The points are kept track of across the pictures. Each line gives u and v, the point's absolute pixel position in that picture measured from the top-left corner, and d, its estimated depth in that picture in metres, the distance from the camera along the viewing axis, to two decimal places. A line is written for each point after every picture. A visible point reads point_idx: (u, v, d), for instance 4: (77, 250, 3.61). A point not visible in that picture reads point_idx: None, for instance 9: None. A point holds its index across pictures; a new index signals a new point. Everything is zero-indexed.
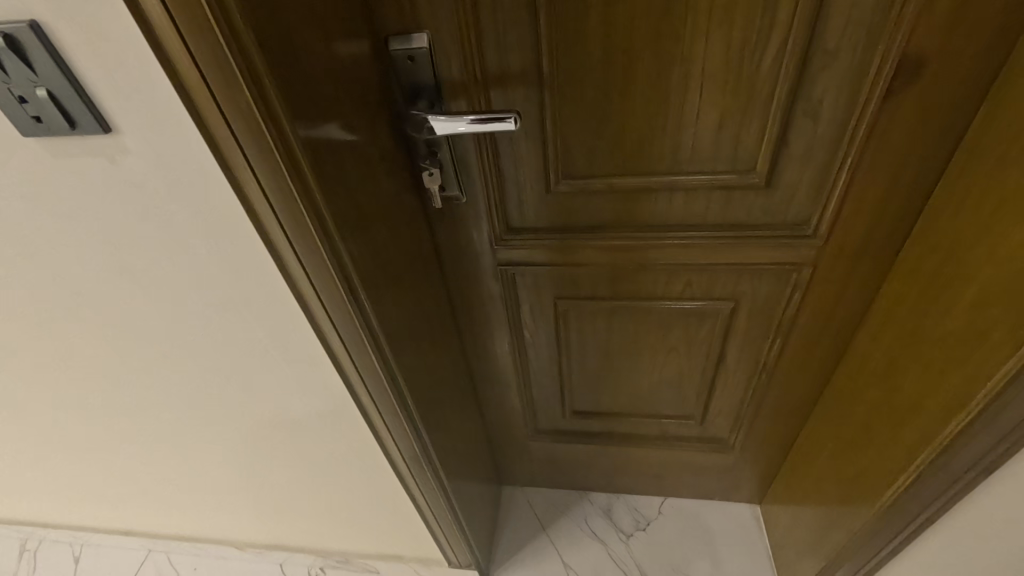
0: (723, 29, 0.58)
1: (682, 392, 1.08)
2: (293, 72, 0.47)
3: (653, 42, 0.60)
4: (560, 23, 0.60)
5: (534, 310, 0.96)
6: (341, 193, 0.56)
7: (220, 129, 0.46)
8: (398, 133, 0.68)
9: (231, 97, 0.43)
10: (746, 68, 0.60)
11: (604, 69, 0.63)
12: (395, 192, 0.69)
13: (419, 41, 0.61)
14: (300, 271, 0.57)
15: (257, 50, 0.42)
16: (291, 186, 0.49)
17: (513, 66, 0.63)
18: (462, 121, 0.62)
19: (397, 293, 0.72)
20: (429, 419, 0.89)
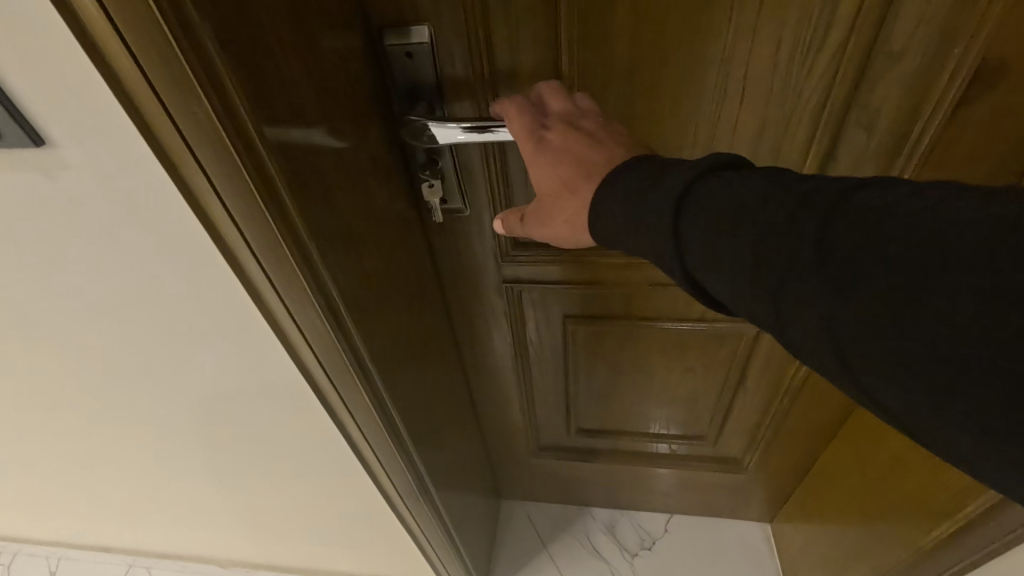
0: (772, 28, 0.50)
1: (695, 412, 1.02)
2: (267, 74, 0.38)
3: (689, 41, 0.52)
4: (584, 16, 0.51)
5: (540, 328, 0.89)
6: (326, 216, 0.48)
7: (178, 148, 0.37)
8: (392, 140, 0.60)
9: (189, 111, 0.35)
10: (795, 73, 0.53)
11: (632, 72, 0.54)
12: (388, 208, 0.61)
13: (419, 36, 0.52)
14: (278, 301, 0.49)
15: (218, 50, 0.34)
16: (265, 214, 0.41)
17: (527, 67, 0.55)
18: (459, 129, 0.54)
19: (391, 319, 0.65)
20: (426, 447, 0.82)
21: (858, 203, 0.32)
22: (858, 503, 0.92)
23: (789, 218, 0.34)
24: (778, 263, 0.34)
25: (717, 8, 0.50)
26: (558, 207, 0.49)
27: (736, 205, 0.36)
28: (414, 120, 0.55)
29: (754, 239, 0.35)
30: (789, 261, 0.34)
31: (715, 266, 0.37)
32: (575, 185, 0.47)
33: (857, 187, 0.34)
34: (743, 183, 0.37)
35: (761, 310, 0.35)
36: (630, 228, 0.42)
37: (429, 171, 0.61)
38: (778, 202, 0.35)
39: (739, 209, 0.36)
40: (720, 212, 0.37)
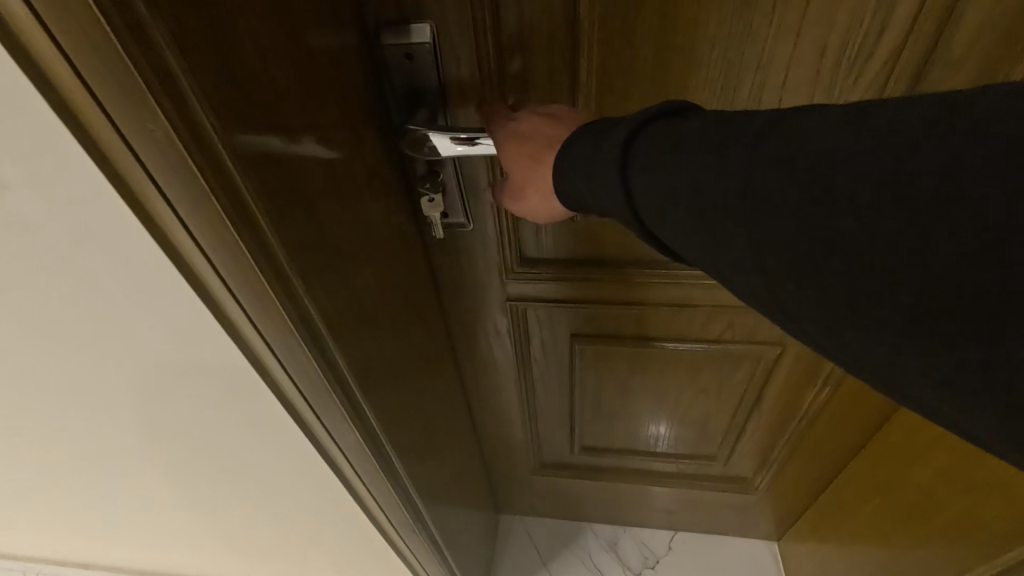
0: (819, 31, 0.44)
1: (707, 433, 0.97)
2: (242, 83, 0.32)
3: (723, 46, 0.46)
4: (607, 14, 0.45)
5: (545, 346, 0.83)
6: (313, 243, 0.41)
7: (136, 177, 0.31)
8: (388, 153, 0.53)
9: (145, 133, 0.28)
10: (839, 83, 0.47)
11: (657, 80, 0.49)
12: (383, 229, 0.55)
13: (419, 34, 0.46)
14: (260, 339, 0.42)
15: (176, 55, 0.27)
16: (242, 248, 0.34)
17: (540, 72, 0.49)
18: (450, 139, 0.49)
19: (386, 348, 0.59)
20: (423, 477, 0.76)
21: (785, 128, 0.30)
22: (877, 530, 0.88)
23: (721, 155, 0.31)
24: (712, 208, 0.32)
25: (757, 7, 0.44)
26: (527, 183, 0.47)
27: (670, 151, 0.34)
28: (415, 131, 0.49)
29: (691, 183, 0.32)
30: (721, 213, 0.31)
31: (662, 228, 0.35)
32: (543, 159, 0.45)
33: (783, 113, 0.31)
34: (675, 130, 0.34)
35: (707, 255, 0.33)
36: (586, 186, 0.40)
37: (429, 185, 0.55)
38: (709, 142, 0.32)
39: (671, 155, 0.33)
40: (659, 158, 0.34)
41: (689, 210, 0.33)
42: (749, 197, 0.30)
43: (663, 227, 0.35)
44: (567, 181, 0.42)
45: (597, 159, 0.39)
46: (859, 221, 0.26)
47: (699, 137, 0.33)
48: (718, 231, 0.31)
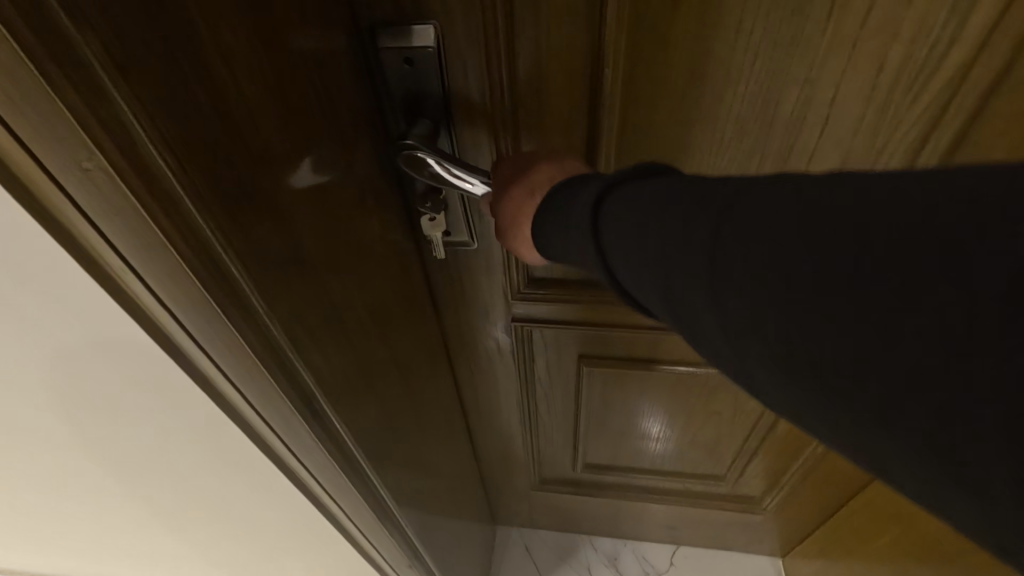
0: (879, 42, 0.39)
1: (716, 454, 0.93)
2: (207, 104, 0.25)
3: (768, 56, 0.41)
4: (635, 18, 0.40)
5: (550, 367, 0.78)
6: (304, 291, 0.34)
7: (87, 238, 0.23)
8: (380, 176, 0.47)
9: (81, 177, 0.21)
10: (894, 100, 0.42)
11: (688, 92, 0.43)
12: (381, 261, 0.48)
13: (422, 38, 0.41)
14: (244, 404, 0.33)
15: (113, 74, 0.20)
16: (216, 308, 0.27)
17: (557, 81, 0.44)
18: (432, 162, 0.44)
19: (388, 394, 0.52)
20: (422, 510, 0.71)
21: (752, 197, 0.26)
22: (889, 557, 0.85)
23: (687, 227, 0.27)
24: (686, 288, 0.27)
25: (810, 14, 0.38)
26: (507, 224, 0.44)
27: (640, 216, 0.30)
28: (414, 151, 0.43)
29: (661, 261, 0.28)
30: (693, 298, 0.26)
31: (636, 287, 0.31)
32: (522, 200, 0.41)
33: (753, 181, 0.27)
34: (641, 194, 0.31)
35: (687, 334, 0.28)
36: (562, 241, 0.37)
37: (430, 204, 0.50)
38: (673, 213, 0.28)
39: (642, 222, 0.29)
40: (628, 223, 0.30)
41: (660, 288, 0.28)
42: (720, 279, 0.25)
43: (641, 299, 0.31)
44: (542, 229, 0.39)
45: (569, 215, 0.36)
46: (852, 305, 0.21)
47: (669, 199, 0.29)
48: (691, 312, 0.27)
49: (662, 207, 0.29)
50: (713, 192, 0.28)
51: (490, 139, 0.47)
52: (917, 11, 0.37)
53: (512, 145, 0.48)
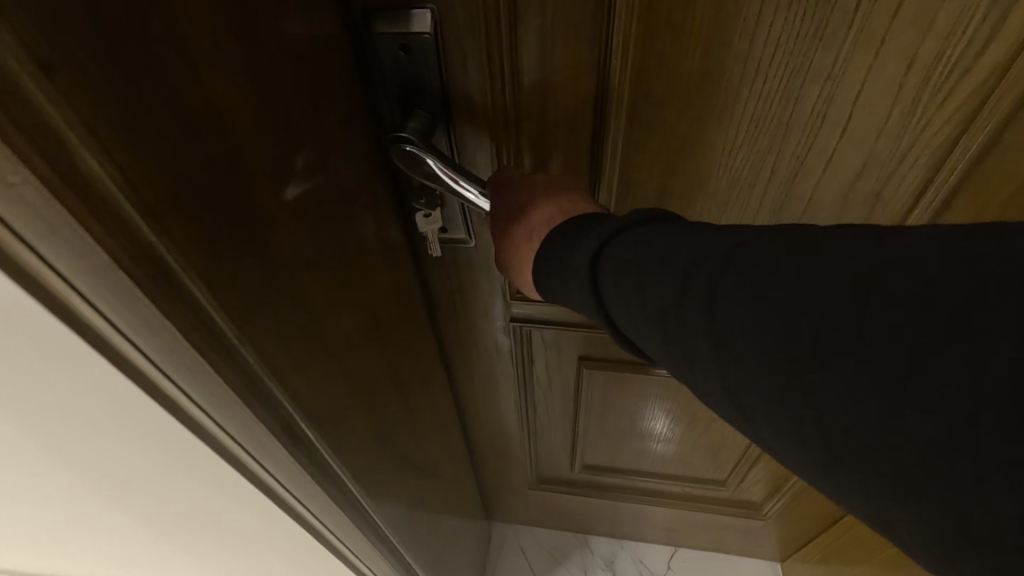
0: (910, 36, 0.36)
1: (716, 459, 0.91)
2: (169, 109, 0.22)
3: (790, 49, 0.38)
4: (648, 6, 0.37)
5: (549, 368, 0.76)
6: (286, 313, 0.31)
7: (25, 266, 0.19)
8: (372, 175, 0.44)
9: (7, 197, 0.17)
10: (926, 100, 0.39)
11: (702, 85, 0.40)
12: (371, 272, 0.44)
13: (417, 25, 0.38)
14: (224, 441, 0.29)
15: (36, 74, 0.16)
16: (183, 342, 0.24)
17: (563, 74, 0.41)
18: (428, 161, 0.41)
19: (380, 401, 0.49)
20: (416, 515, 0.69)
21: (748, 252, 0.30)
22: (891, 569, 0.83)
23: (684, 280, 0.32)
24: (683, 331, 0.32)
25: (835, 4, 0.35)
26: (509, 258, 0.46)
27: (642, 269, 0.34)
28: (405, 146, 0.41)
29: (669, 305, 0.33)
30: (693, 336, 0.31)
31: (639, 330, 0.35)
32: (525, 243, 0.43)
33: (748, 239, 0.32)
34: (646, 249, 0.34)
35: (685, 371, 0.33)
36: (558, 281, 0.40)
37: (423, 199, 0.48)
38: (675, 266, 0.33)
39: (644, 274, 0.33)
40: (632, 273, 0.34)
41: (659, 329, 0.33)
42: (715, 325, 0.30)
43: (639, 336, 0.35)
44: (542, 268, 0.41)
45: (570, 261, 0.39)
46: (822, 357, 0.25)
47: (672, 255, 0.33)
48: (688, 353, 0.32)
49: (663, 262, 0.33)
50: (709, 250, 0.32)
51: (490, 136, 0.45)
52: (952, 5, 0.34)
53: (513, 143, 0.46)
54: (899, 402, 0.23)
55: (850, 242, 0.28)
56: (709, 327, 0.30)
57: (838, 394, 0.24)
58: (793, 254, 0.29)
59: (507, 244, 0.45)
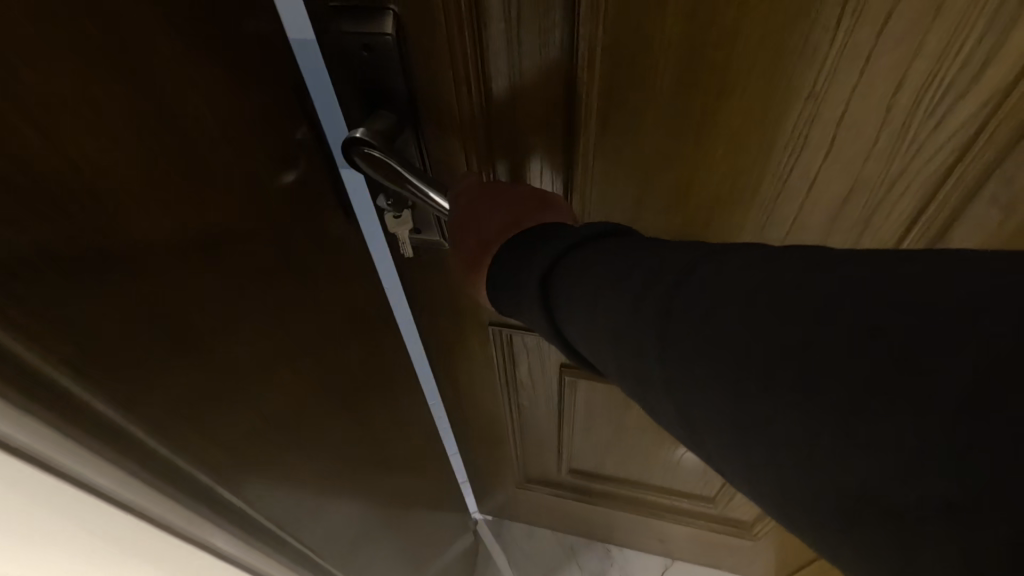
0: (895, 57, 0.33)
1: (704, 476, 0.89)
2: (17, 149, 0.20)
3: (767, 64, 0.35)
4: (615, 14, 0.35)
5: (532, 373, 0.75)
6: (198, 333, 0.30)
7: None
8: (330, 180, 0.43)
9: None
10: (915, 124, 0.36)
11: (675, 97, 0.38)
12: (321, 287, 0.44)
13: (377, 26, 0.37)
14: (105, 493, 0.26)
15: None
16: (40, 419, 0.22)
17: (529, 80, 0.40)
18: (389, 166, 0.41)
19: (341, 404, 0.49)
20: (393, 518, 0.69)
21: (698, 276, 0.29)
22: None
23: (634, 302, 0.30)
24: (632, 353, 0.30)
25: (812, 18, 0.32)
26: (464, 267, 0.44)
27: (593, 289, 0.33)
28: (368, 150, 0.40)
29: (621, 325, 0.31)
30: (644, 358, 0.30)
31: (598, 357, 0.34)
32: (480, 248, 0.41)
33: (702, 259, 0.30)
34: (598, 270, 0.33)
35: (637, 392, 0.31)
36: (511, 299, 0.39)
37: (392, 204, 0.48)
38: (628, 284, 0.31)
39: (595, 293, 0.32)
40: (585, 294, 0.33)
41: (612, 348, 0.32)
42: (665, 349, 0.28)
43: (594, 353, 0.34)
44: (496, 282, 0.40)
45: (522, 278, 0.38)
46: (763, 400, 0.24)
47: (627, 273, 0.32)
48: (639, 375, 0.30)
49: (616, 280, 0.32)
50: (661, 272, 0.31)
51: (460, 140, 0.44)
52: (943, 24, 0.31)
53: (483, 149, 0.45)
54: (838, 464, 0.21)
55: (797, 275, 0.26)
56: (657, 351, 0.29)
57: (776, 436, 0.23)
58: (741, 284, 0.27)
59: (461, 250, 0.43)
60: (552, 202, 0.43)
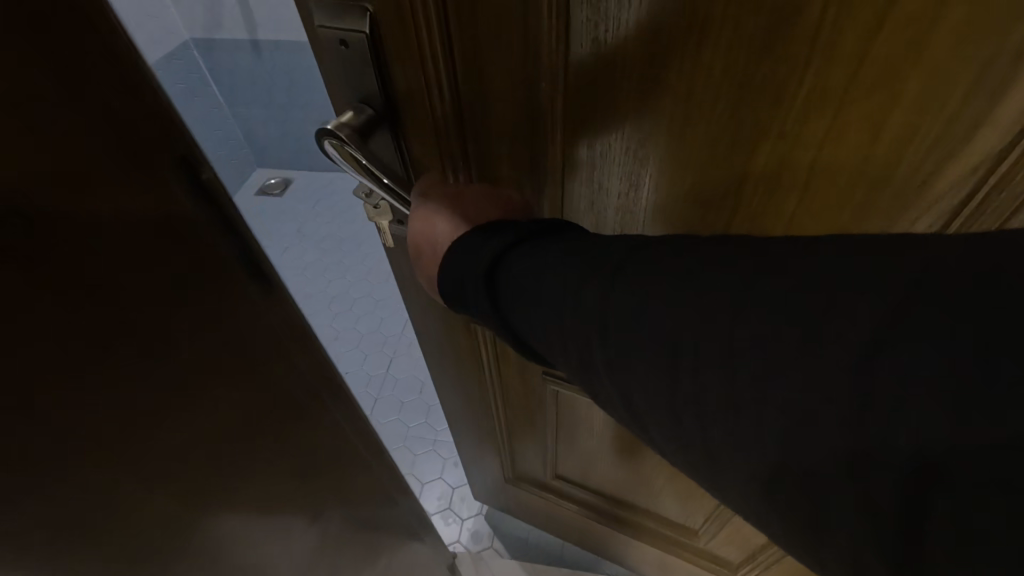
0: (874, 103, 0.32)
1: (687, 507, 0.85)
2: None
3: (734, 94, 0.34)
4: (577, 37, 0.35)
5: (516, 375, 0.74)
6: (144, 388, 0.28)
7: None
8: (249, 257, 0.34)
9: None
10: (907, 164, 0.35)
11: (648, 121, 0.38)
12: None
13: (353, 22, 0.37)
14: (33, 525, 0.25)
15: None
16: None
17: (505, 90, 0.39)
18: (358, 157, 0.42)
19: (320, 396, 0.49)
20: (374, 513, 0.68)
21: (634, 273, 0.29)
22: None
23: (574, 288, 0.31)
24: (576, 342, 0.31)
25: (782, 51, 0.32)
26: (420, 249, 0.44)
27: (536, 272, 0.33)
28: (336, 142, 0.41)
29: (560, 310, 0.31)
30: (589, 349, 0.30)
31: (544, 352, 0.34)
32: (445, 228, 0.41)
33: (641, 252, 0.30)
34: (542, 254, 0.33)
35: (578, 377, 0.32)
36: (456, 277, 0.37)
37: (369, 193, 0.48)
38: (567, 274, 0.31)
39: (537, 275, 0.32)
40: (528, 275, 0.33)
41: (554, 333, 0.32)
42: (610, 348, 0.29)
43: (541, 346, 0.33)
44: (446, 265, 0.38)
45: (473, 257, 0.36)
46: (708, 392, 0.26)
47: (568, 259, 0.32)
48: (580, 362, 0.31)
49: (558, 264, 0.32)
50: (603, 262, 0.31)
51: (434, 140, 0.44)
52: (926, 69, 0.30)
53: (461, 153, 0.45)
54: (771, 446, 0.24)
55: (722, 303, 0.26)
56: (597, 340, 0.30)
57: (733, 430, 0.25)
58: (672, 298, 0.27)
59: (421, 230, 0.43)
60: (523, 204, 0.45)
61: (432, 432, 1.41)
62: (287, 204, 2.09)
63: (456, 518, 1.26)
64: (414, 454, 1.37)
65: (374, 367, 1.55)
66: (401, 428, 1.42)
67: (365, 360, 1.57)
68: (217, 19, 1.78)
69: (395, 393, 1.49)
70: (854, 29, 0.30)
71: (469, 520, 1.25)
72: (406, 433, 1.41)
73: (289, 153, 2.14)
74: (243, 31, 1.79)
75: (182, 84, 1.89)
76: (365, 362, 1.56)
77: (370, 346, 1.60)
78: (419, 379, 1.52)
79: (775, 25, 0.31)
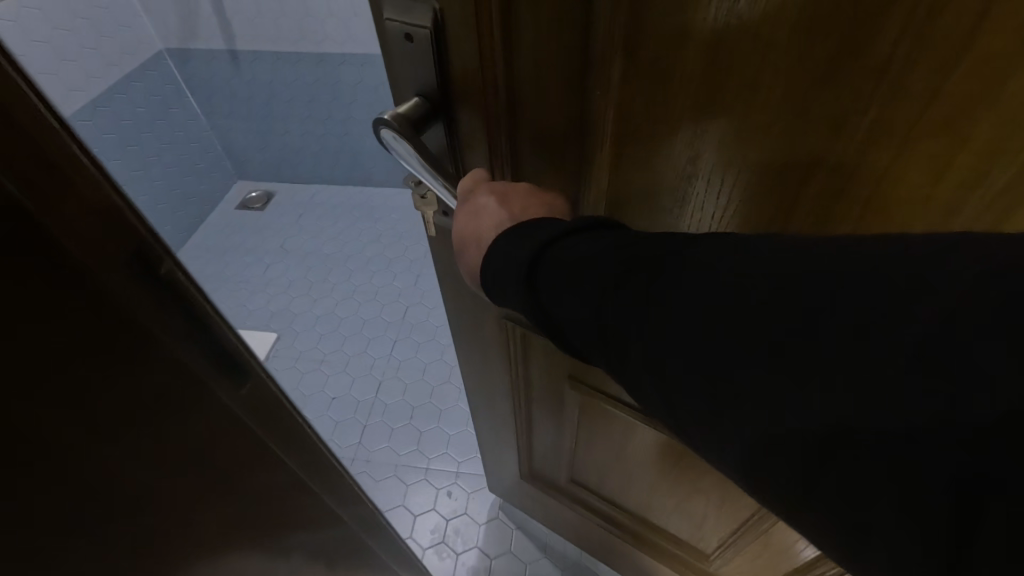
0: (940, 139, 0.32)
1: (699, 528, 0.84)
2: None
3: (791, 115, 0.35)
4: (636, 47, 0.36)
5: (540, 372, 0.74)
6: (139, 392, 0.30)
7: None
8: (216, 351, 0.35)
9: None
10: (973, 198, 0.34)
11: (702, 134, 0.39)
12: None
13: (419, 16, 0.39)
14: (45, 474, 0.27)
15: None
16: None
17: (558, 91, 0.40)
18: (409, 147, 0.43)
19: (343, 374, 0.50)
20: None
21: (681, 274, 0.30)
22: None
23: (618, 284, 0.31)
24: (616, 337, 0.31)
25: (846, 79, 0.32)
26: (463, 242, 0.45)
27: (581, 266, 0.33)
28: (389, 130, 0.43)
29: (602, 304, 0.32)
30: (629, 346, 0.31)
31: (582, 346, 0.34)
32: (490, 222, 0.42)
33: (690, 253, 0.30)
34: (587, 250, 0.34)
35: (616, 373, 0.32)
36: (500, 270, 0.38)
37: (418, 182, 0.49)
38: (612, 270, 0.32)
39: (582, 269, 0.33)
40: (573, 269, 0.33)
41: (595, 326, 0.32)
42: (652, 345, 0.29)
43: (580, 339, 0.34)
44: (490, 260, 0.39)
45: (517, 252, 0.37)
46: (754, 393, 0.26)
47: (616, 254, 0.32)
48: (618, 358, 0.31)
49: (604, 258, 0.32)
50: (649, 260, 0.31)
51: (485, 135, 0.45)
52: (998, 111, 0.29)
53: (510, 149, 0.46)
54: (814, 451, 0.24)
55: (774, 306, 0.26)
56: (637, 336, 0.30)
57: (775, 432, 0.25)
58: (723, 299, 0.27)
59: (466, 224, 0.44)
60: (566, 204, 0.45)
61: (423, 459, 1.41)
62: (269, 217, 2.17)
63: (452, 553, 1.24)
64: (405, 483, 1.36)
65: (361, 394, 1.56)
66: (390, 456, 1.42)
67: (353, 386, 1.58)
68: (192, 29, 1.89)
69: (383, 419, 1.50)
70: (920, 57, 0.29)
71: (464, 554, 1.23)
72: (396, 461, 1.41)
73: (273, 154, 2.20)
74: (220, 40, 1.90)
75: (160, 97, 1.98)
76: (353, 386, 1.58)
77: (358, 370, 1.62)
78: (410, 403, 1.53)
79: (838, 56, 0.31)
